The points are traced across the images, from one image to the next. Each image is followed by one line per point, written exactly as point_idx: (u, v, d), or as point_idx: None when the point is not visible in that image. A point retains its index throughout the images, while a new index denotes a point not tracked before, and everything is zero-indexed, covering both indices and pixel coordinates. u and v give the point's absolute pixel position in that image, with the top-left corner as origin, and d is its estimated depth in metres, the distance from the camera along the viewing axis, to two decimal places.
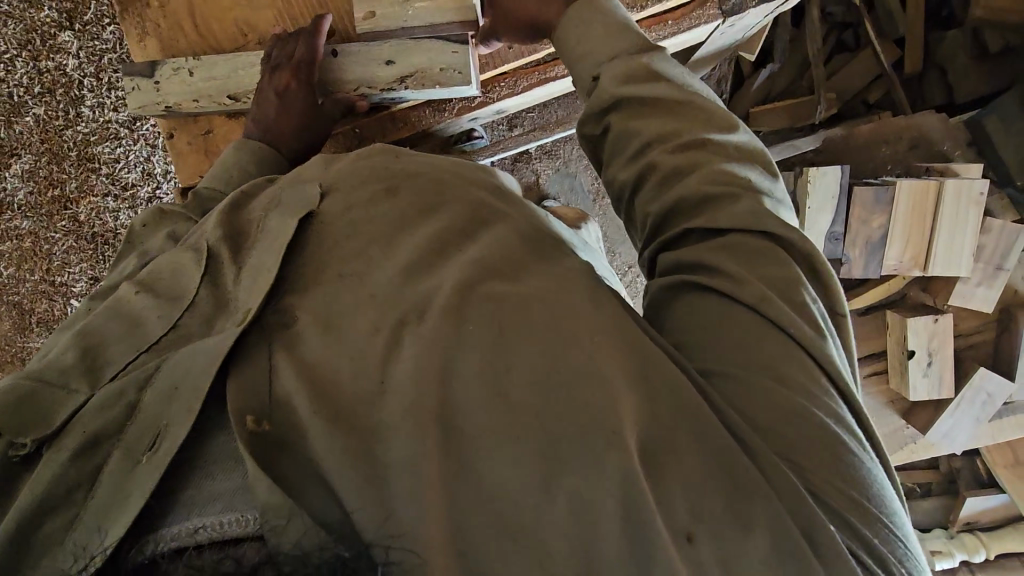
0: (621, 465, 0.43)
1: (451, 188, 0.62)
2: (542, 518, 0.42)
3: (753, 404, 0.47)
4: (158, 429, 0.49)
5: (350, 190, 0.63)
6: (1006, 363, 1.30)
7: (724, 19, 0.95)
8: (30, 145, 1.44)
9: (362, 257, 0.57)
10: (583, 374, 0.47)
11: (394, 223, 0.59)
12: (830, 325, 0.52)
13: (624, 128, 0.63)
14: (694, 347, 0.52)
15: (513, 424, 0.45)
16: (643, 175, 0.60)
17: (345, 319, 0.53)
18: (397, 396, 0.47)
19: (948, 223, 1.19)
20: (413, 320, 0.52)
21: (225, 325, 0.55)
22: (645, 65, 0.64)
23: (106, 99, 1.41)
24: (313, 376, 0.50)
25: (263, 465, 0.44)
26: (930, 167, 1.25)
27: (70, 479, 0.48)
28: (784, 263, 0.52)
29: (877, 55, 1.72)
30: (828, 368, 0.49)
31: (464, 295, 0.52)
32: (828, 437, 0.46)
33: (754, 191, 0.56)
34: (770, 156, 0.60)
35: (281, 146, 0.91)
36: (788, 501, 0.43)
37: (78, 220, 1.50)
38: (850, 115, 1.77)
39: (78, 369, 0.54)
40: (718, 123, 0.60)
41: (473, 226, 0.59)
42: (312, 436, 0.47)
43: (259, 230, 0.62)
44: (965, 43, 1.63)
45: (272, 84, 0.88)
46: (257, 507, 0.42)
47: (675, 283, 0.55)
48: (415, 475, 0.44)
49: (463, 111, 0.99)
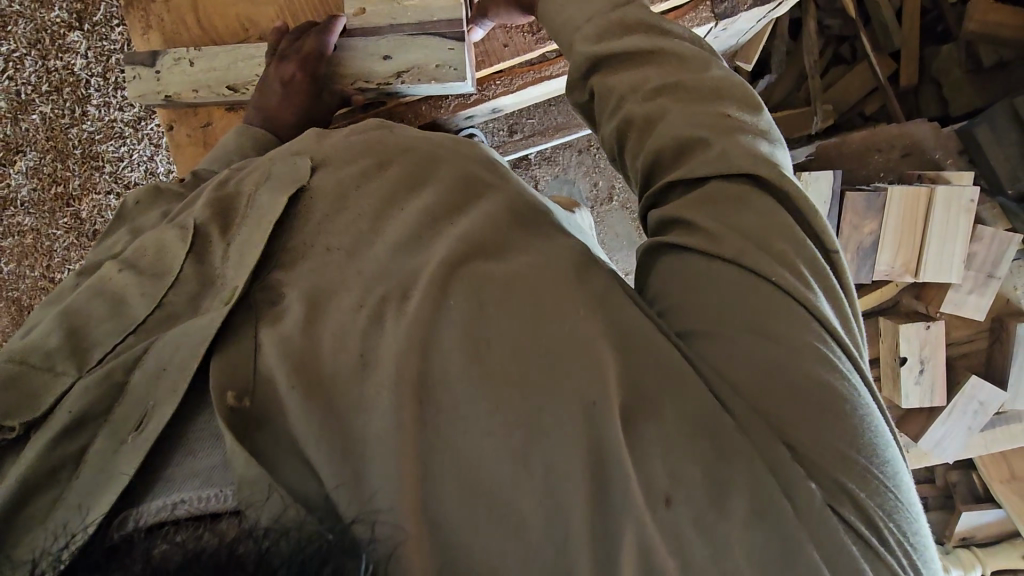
0: (599, 421, 0.44)
1: (444, 162, 0.64)
2: (519, 482, 0.43)
3: (733, 363, 0.48)
4: (145, 410, 0.48)
5: (342, 164, 0.64)
6: (1000, 373, 1.30)
7: (717, 22, 0.98)
8: (35, 142, 1.45)
9: (346, 237, 0.57)
10: (564, 346, 0.47)
11: (383, 198, 0.60)
12: (827, 273, 0.51)
13: (601, 84, 0.64)
14: (677, 308, 0.53)
15: (489, 384, 0.46)
16: (622, 130, 0.61)
17: (328, 298, 0.53)
18: (378, 370, 0.47)
19: (940, 229, 1.22)
20: (396, 298, 0.52)
21: (211, 305, 0.55)
22: (622, 21, 0.65)
23: (112, 98, 1.42)
24: (292, 351, 0.49)
25: (239, 439, 0.45)
26: (922, 175, 1.28)
27: (53, 459, 0.47)
28: (765, 211, 0.52)
29: (873, 69, 1.75)
30: (814, 314, 0.48)
31: (450, 272, 0.52)
32: (810, 387, 0.45)
33: (732, 130, 0.55)
34: (755, 93, 0.59)
35: (281, 134, 0.92)
36: (766, 458, 0.43)
37: (80, 218, 1.51)
38: (846, 127, 1.79)
39: (63, 351, 0.53)
40: (692, 63, 0.61)
41: (464, 202, 0.60)
42: (291, 412, 0.47)
43: (250, 202, 0.62)
44: (959, 58, 1.65)
45: (278, 74, 0.90)
46: (235, 481, 0.43)
47: (659, 245, 0.56)
48: (389, 450, 0.44)
49: (459, 108, 1.01)
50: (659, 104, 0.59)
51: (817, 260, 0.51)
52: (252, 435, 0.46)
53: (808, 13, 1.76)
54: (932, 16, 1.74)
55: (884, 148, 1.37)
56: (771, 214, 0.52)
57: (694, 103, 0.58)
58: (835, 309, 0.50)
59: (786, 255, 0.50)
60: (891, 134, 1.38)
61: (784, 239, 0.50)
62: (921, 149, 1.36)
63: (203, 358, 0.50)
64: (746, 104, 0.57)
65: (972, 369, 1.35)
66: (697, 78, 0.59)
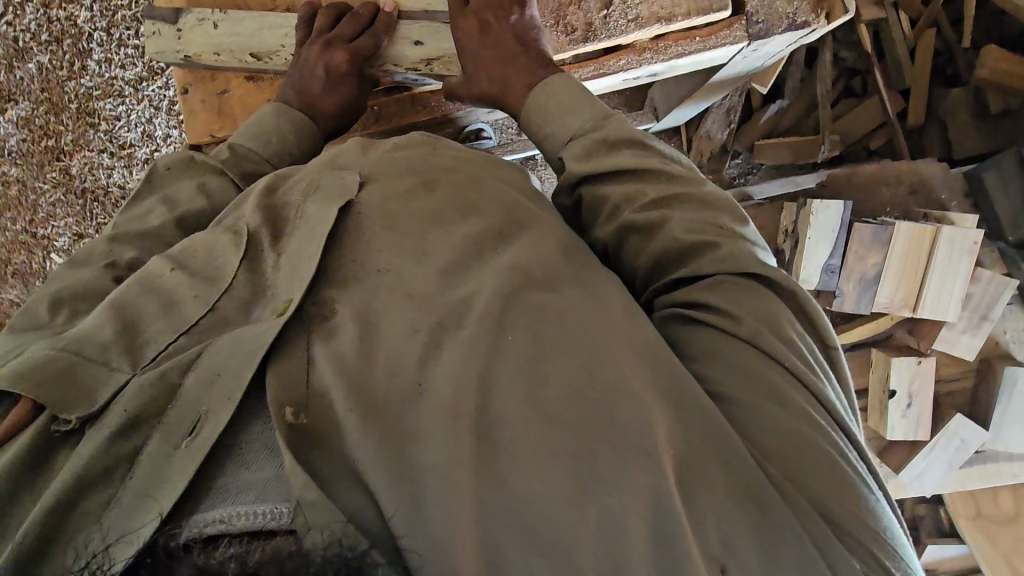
0: (656, 479, 0.44)
1: (485, 187, 0.66)
2: (573, 539, 0.43)
3: (765, 433, 0.49)
4: (199, 415, 0.47)
5: (386, 181, 0.65)
6: (984, 413, 1.35)
7: (750, 42, 0.95)
8: (29, 93, 1.43)
9: (400, 253, 0.58)
10: (614, 391, 0.48)
11: (428, 218, 0.62)
12: (820, 358, 0.55)
13: (593, 194, 0.66)
14: (705, 374, 0.54)
15: (549, 435, 0.46)
16: (621, 233, 0.63)
17: (383, 318, 0.54)
18: (434, 398, 0.48)
19: (941, 267, 1.25)
20: (451, 325, 0.53)
21: (263, 313, 0.55)
22: (608, 137, 0.68)
23: (114, 55, 1.38)
24: (349, 370, 0.50)
25: (298, 458, 0.45)
26: (928, 214, 1.33)
27: (107, 458, 0.45)
28: (766, 299, 0.56)
29: (883, 104, 1.79)
30: (820, 397, 0.51)
31: (506, 303, 0.54)
32: (830, 465, 0.48)
33: (730, 236, 0.59)
34: (735, 201, 0.63)
35: (319, 122, 0.91)
36: (811, 532, 0.45)
37: (69, 174, 1.47)
38: (851, 159, 1.84)
39: (118, 346, 0.51)
40: (682, 180, 0.64)
41: (511, 232, 0.61)
42: (348, 430, 0.47)
43: (297, 213, 0.63)
44: (967, 102, 1.70)
45: (324, 60, 0.88)
46: (292, 499, 0.42)
47: (669, 315, 0.59)
48: (446, 484, 0.44)
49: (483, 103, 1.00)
50: (658, 214, 0.61)
51: (812, 347, 0.55)
52: (307, 454, 0.46)
53: (824, 43, 1.78)
54: (943, 58, 1.78)
55: (893, 181, 1.41)
56: (766, 303, 0.55)
57: (691, 214, 0.61)
58: (829, 386, 0.55)
59: (793, 341, 0.53)
60: (901, 171, 1.41)
61: (783, 323, 0.54)
62: (928, 187, 1.40)
63: (261, 368, 0.49)
64: (735, 218, 0.61)
65: (957, 406, 1.40)
66: (688, 193, 0.62)
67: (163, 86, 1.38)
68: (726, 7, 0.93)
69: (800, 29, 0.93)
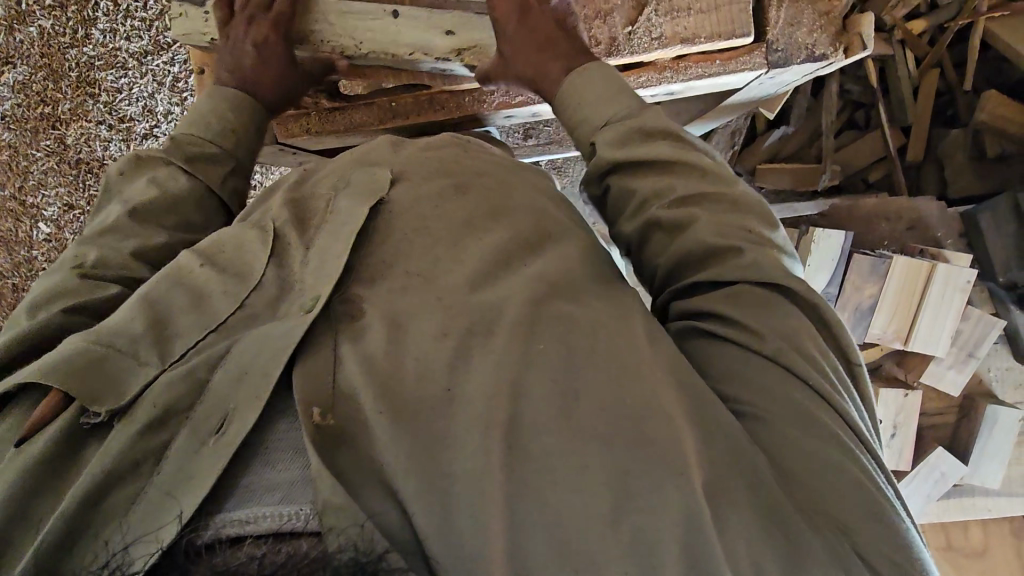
0: (685, 496, 0.45)
1: (518, 193, 0.67)
2: (600, 553, 0.44)
3: (787, 453, 0.50)
4: (226, 413, 0.49)
5: (420, 181, 0.66)
6: (962, 448, 1.39)
7: (768, 70, 0.93)
8: (27, 57, 1.38)
9: (428, 257, 0.59)
10: (646, 408, 0.49)
11: (461, 222, 0.62)
12: (845, 378, 0.55)
13: (621, 185, 0.66)
14: (727, 390, 0.55)
15: (581, 447, 0.47)
16: (645, 229, 0.64)
17: (410, 321, 0.55)
18: (464, 406, 0.49)
19: (934, 302, 1.28)
20: (481, 330, 0.54)
21: (291, 308, 0.57)
22: (643, 126, 0.67)
23: (120, 25, 1.33)
24: (377, 372, 0.51)
25: (324, 459, 0.46)
26: (925, 249, 1.36)
27: (138, 451, 0.48)
28: (788, 314, 0.55)
29: (885, 138, 1.83)
30: (847, 414, 0.51)
31: (534, 313, 0.54)
32: (857, 487, 0.48)
33: (757, 243, 0.58)
34: (769, 206, 0.62)
35: (259, 95, 0.86)
36: (838, 557, 0.45)
37: (64, 143, 1.43)
38: (849, 190, 1.89)
39: (146, 341, 0.53)
40: (715, 177, 0.63)
41: (536, 240, 0.62)
42: (377, 431, 0.49)
43: (327, 210, 0.64)
44: (965, 143, 1.74)
45: (250, 37, 0.84)
46: (315, 503, 0.44)
47: (686, 327, 0.60)
48: (475, 494, 0.46)
49: (503, 107, 0.96)
50: (686, 212, 0.61)
51: (837, 365, 0.54)
52: (334, 454, 0.47)
53: (831, 75, 1.82)
54: (945, 99, 1.83)
55: (892, 218, 1.46)
56: (788, 318, 0.55)
57: (718, 216, 0.60)
58: (853, 405, 0.54)
59: (816, 358, 0.53)
60: (902, 207, 1.46)
61: (805, 336, 0.54)
62: (925, 224, 1.43)
63: (290, 362, 0.52)
64: (766, 222, 0.61)
65: (937, 439, 1.44)
66: (719, 192, 0.62)
67: (168, 62, 1.35)
68: (748, 35, 0.90)
69: (816, 62, 0.91)
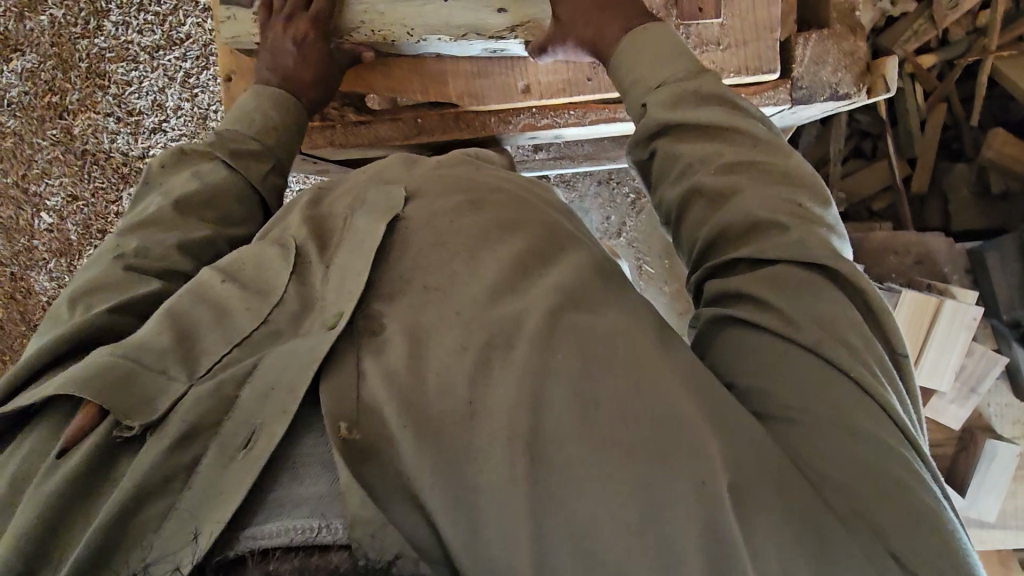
0: (707, 502, 0.44)
1: (531, 208, 0.67)
2: (626, 556, 0.43)
3: (820, 459, 0.49)
4: (253, 428, 0.50)
5: (434, 198, 0.66)
6: (961, 480, 1.40)
7: (792, 105, 0.95)
8: (37, 45, 1.36)
9: (447, 270, 0.59)
10: (669, 414, 0.48)
11: (478, 236, 0.62)
12: (892, 372, 0.53)
13: (668, 150, 0.67)
14: (757, 391, 0.53)
15: (602, 454, 0.46)
16: (688, 198, 0.63)
17: (432, 335, 0.54)
18: (489, 420, 0.48)
19: (939, 339, 1.30)
20: (503, 342, 0.53)
21: (312, 326, 0.57)
22: (698, 90, 0.68)
23: (132, 19, 1.34)
24: (402, 387, 0.51)
25: (352, 472, 0.46)
26: (931, 284, 1.39)
27: (169, 466, 0.48)
28: (831, 299, 0.54)
29: (891, 168, 1.85)
30: (888, 409, 0.50)
31: (556, 321, 0.54)
32: (895, 491, 0.47)
33: (801, 219, 0.58)
34: (824, 184, 0.62)
35: (301, 97, 0.89)
36: (877, 563, 0.44)
37: (70, 133, 1.40)
38: (853, 218, 1.91)
39: (174, 355, 0.54)
40: (769, 148, 0.63)
41: (553, 251, 0.62)
42: (401, 446, 0.48)
43: (345, 227, 0.65)
44: (969, 178, 1.76)
45: (290, 33, 0.86)
46: (345, 516, 0.45)
47: (718, 318, 0.58)
48: (501, 507, 0.45)
49: (527, 128, 1.01)
50: (733, 181, 0.61)
51: (883, 358, 0.53)
52: (362, 469, 0.47)
53: None
54: (951, 133, 1.85)
55: (901, 252, 1.50)
56: (832, 302, 0.54)
57: (767, 186, 0.60)
58: (898, 400, 0.53)
59: (858, 349, 0.52)
60: (910, 241, 1.50)
61: (850, 325, 0.53)
62: (933, 260, 1.48)
63: (317, 373, 0.52)
64: (817, 199, 0.60)
65: None
66: (770, 163, 0.61)
67: (180, 57, 1.35)
68: (775, 70, 0.92)
69: (839, 100, 0.94)
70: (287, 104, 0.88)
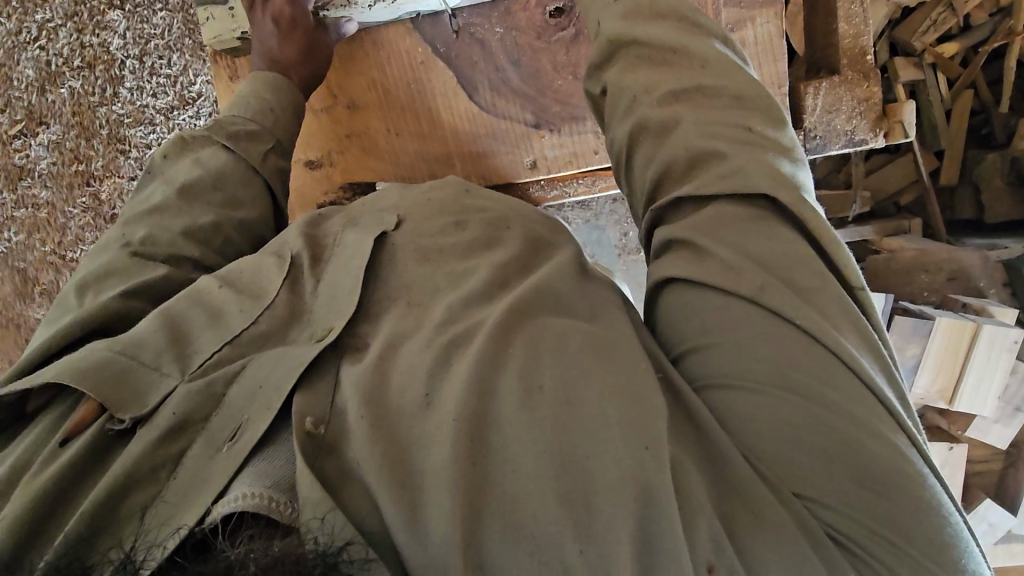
0: (638, 470, 0.45)
1: (514, 219, 0.72)
2: (553, 531, 0.45)
3: (758, 427, 0.49)
4: (239, 423, 0.54)
5: (423, 219, 0.71)
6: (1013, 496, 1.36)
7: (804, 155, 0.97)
8: (60, 116, 1.48)
9: (428, 283, 0.64)
10: (613, 388, 0.50)
11: (459, 251, 0.67)
12: (857, 319, 0.51)
13: (618, 85, 0.69)
14: (704, 352, 0.54)
15: (536, 426, 0.49)
16: (636, 134, 0.65)
17: (403, 342, 0.59)
18: (438, 410, 0.52)
19: (980, 361, 1.28)
20: (462, 343, 0.57)
21: (301, 335, 0.62)
22: (650, 6, 0.70)
23: (145, 82, 1.42)
24: (369, 389, 0.54)
25: (310, 467, 0.50)
26: (966, 304, 1.38)
27: (157, 457, 0.53)
28: (786, 242, 0.54)
29: (917, 163, 1.77)
30: (849, 361, 0.48)
31: (513, 319, 0.57)
32: (844, 459, 0.46)
33: (741, 146, 0.58)
34: (782, 111, 0.62)
35: (291, 76, 0.97)
36: (810, 532, 0.45)
37: (99, 199, 1.52)
38: (881, 215, 1.85)
39: (169, 355, 0.60)
40: (715, 64, 0.64)
41: (533, 265, 0.67)
42: (357, 441, 0.51)
43: (335, 244, 0.71)
44: (1002, 169, 1.68)
45: (268, 14, 0.96)
46: (296, 498, 0.48)
47: (663, 280, 0.59)
48: (439, 490, 0.47)
49: (539, 200, 1.12)
50: (673, 110, 0.63)
51: (847, 303, 0.52)
52: (322, 463, 0.51)
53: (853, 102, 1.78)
54: (980, 118, 1.78)
55: (931, 270, 1.49)
56: (783, 243, 0.54)
57: (710, 111, 0.61)
58: (872, 357, 0.50)
59: (809, 291, 0.51)
60: (941, 259, 1.49)
61: (805, 272, 0.52)
62: (966, 276, 1.48)
63: (294, 386, 0.55)
64: (771, 121, 0.61)
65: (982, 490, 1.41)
66: (717, 83, 0.63)
67: (194, 115, 1.42)
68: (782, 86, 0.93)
69: (856, 146, 0.96)
70: (279, 85, 0.95)
